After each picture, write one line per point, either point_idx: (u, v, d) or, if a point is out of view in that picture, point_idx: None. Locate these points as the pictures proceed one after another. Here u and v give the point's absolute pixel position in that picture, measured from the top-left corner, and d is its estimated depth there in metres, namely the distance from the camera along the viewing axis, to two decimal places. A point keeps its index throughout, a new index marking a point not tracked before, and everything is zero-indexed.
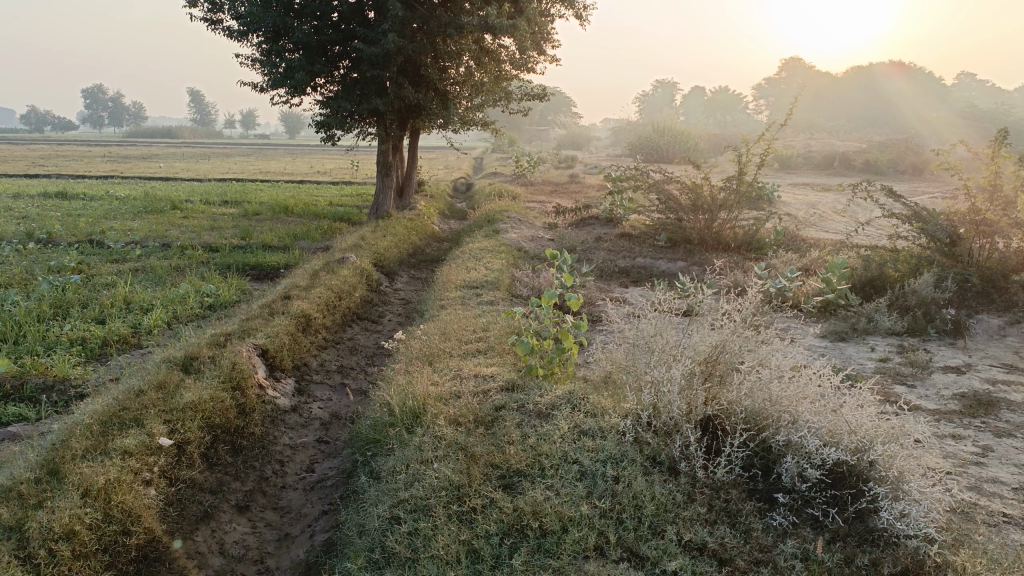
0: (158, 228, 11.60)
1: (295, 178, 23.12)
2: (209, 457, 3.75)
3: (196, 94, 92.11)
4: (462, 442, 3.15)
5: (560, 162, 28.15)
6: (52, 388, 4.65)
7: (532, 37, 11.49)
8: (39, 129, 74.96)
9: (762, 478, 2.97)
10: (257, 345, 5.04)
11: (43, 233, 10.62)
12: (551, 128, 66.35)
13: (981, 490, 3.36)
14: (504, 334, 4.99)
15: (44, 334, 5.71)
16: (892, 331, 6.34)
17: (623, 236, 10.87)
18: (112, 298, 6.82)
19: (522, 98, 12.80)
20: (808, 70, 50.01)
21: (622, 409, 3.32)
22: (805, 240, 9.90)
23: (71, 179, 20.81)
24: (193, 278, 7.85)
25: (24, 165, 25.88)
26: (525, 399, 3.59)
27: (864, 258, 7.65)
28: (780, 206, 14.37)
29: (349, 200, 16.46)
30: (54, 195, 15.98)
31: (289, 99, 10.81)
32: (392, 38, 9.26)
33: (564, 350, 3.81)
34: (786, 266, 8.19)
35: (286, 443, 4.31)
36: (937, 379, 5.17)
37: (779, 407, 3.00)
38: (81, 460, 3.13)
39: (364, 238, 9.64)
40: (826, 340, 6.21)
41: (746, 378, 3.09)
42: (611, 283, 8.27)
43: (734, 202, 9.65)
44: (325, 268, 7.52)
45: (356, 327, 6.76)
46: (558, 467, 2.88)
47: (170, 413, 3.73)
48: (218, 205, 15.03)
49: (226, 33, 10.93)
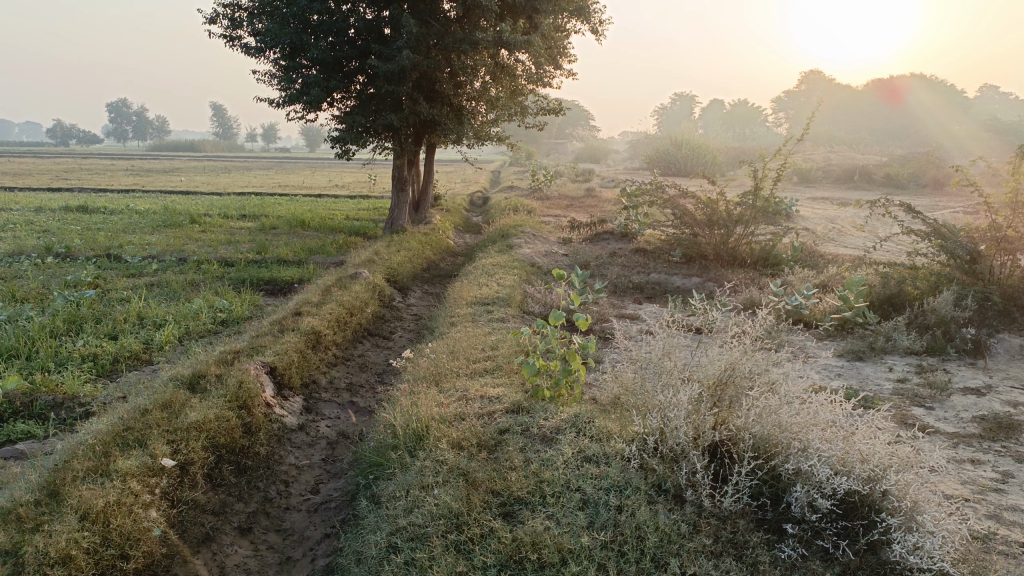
0: (175, 243, 11.68)
1: (313, 192, 23.28)
2: (213, 478, 3.73)
3: (218, 108, 93.28)
4: (463, 466, 3.12)
5: (577, 176, 28.14)
6: (61, 405, 4.66)
7: (547, 53, 11.48)
8: (64, 143, 76.24)
9: (771, 507, 2.89)
10: (265, 362, 5.02)
11: (62, 247, 10.72)
12: (569, 141, 66.45)
13: (1000, 519, 3.25)
14: (512, 352, 4.94)
15: (57, 349, 5.72)
16: (910, 350, 6.22)
17: (638, 252, 10.79)
18: (125, 313, 6.86)
19: (538, 112, 12.79)
20: (828, 83, 49.72)
21: (628, 434, 3.26)
22: (822, 256, 9.77)
23: (93, 193, 21.05)
24: (207, 293, 7.87)
25: (47, 179, 26.28)
26: (530, 422, 3.54)
27: (883, 275, 7.52)
28: (798, 220, 14.22)
29: (365, 214, 16.51)
30: (75, 209, 16.17)
31: (305, 115, 10.87)
32: (406, 54, 9.28)
33: (571, 371, 3.74)
34: (802, 283, 8.07)
35: (291, 463, 4.27)
36: (957, 401, 5.05)
37: (788, 433, 2.92)
38: (81, 481, 3.12)
39: (378, 253, 9.64)
40: (842, 359, 6.10)
41: (753, 404, 3.03)
42: (625, 299, 8.20)
43: (750, 218, 9.54)
44: (337, 284, 7.51)
45: (367, 343, 6.74)
46: (560, 495, 2.83)
47: (174, 433, 3.72)
48: (236, 219, 15.14)
49: (244, 50, 11.02)
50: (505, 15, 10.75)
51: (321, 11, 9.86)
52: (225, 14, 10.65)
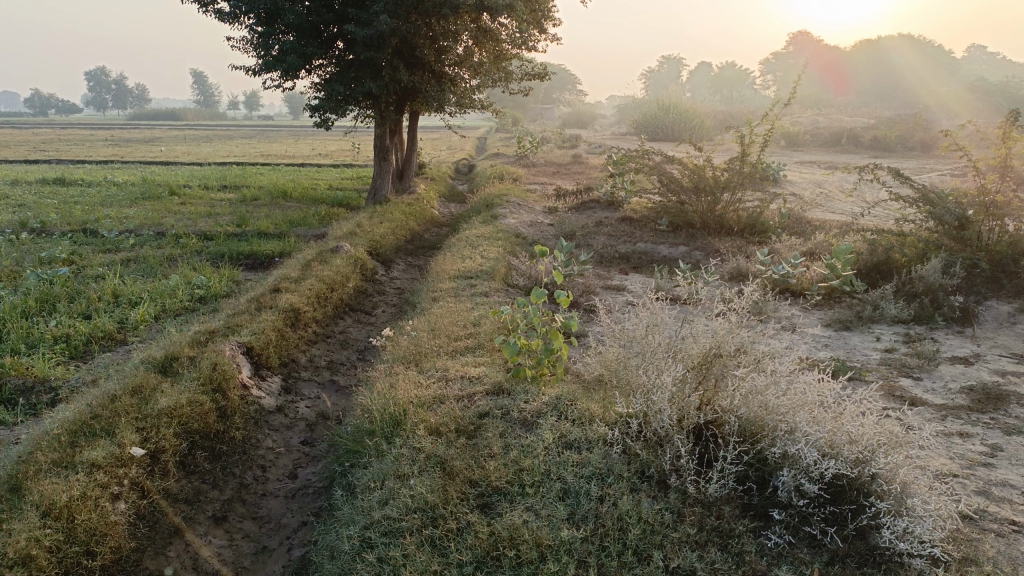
0: (154, 216, 11.44)
1: (296, 161, 22.91)
2: (186, 465, 3.62)
3: (199, 76, 91.70)
4: (441, 454, 3.04)
5: (564, 141, 27.87)
6: (31, 390, 4.52)
7: (531, 17, 11.17)
8: (42, 113, 74.94)
9: (758, 492, 2.81)
10: (241, 342, 4.89)
11: (37, 222, 10.46)
12: (556, 106, 65.86)
13: (989, 495, 3.20)
14: (495, 329, 4.83)
15: (28, 331, 5.55)
16: (898, 319, 6.15)
17: (625, 220, 10.66)
18: (100, 291, 6.67)
19: (522, 78, 12.52)
20: (816, 45, 49.33)
21: (611, 418, 3.15)
22: (810, 223, 9.68)
23: (70, 165, 20.56)
24: (185, 268, 7.70)
25: (24, 150, 25.71)
26: (510, 405, 3.45)
27: (870, 242, 7.42)
28: (785, 185, 14.12)
29: (349, 183, 16.25)
30: (52, 182, 15.82)
31: (283, 83, 10.58)
32: (385, 19, 8.99)
33: (553, 351, 3.61)
34: (789, 251, 7.98)
35: (269, 447, 4.17)
36: (945, 371, 4.99)
37: (775, 415, 2.83)
38: (45, 475, 3.01)
39: (361, 225, 9.44)
40: (830, 329, 6.02)
41: (740, 386, 2.94)
42: (611, 269, 8.10)
43: (737, 184, 9.40)
44: (318, 258, 7.34)
45: (348, 319, 6.61)
46: (539, 485, 2.75)
47: (144, 420, 3.60)
48: (216, 191, 14.85)
49: (218, 16, 10.68)
50: None
51: None
52: None
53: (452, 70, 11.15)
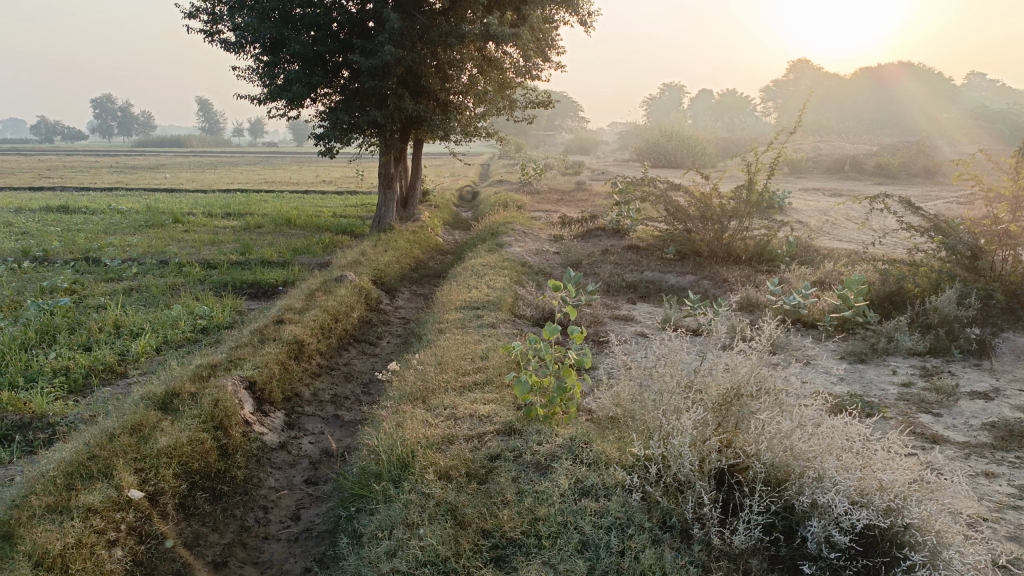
0: (158, 244, 11.37)
1: (300, 188, 22.96)
2: (186, 507, 3.50)
3: (204, 103, 92.58)
4: (452, 500, 2.93)
5: (568, 168, 27.91)
6: (28, 426, 4.40)
7: (536, 45, 11.18)
8: (49, 140, 75.48)
9: (785, 542, 2.69)
10: (244, 377, 4.77)
11: (40, 250, 10.39)
12: (559, 133, 66.24)
13: (1022, 542, 3.05)
14: (503, 364, 4.71)
15: (27, 363, 5.44)
16: (913, 351, 6.02)
17: (631, 249, 10.57)
18: (101, 322, 6.57)
19: (527, 106, 12.51)
20: (816, 73, 49.66)
21: (628, 462, 3.03)
22: (818, 251, 9.57)
23: (74, 192, 20.58)
24: (187, 298, 7.61)
25: (28, 177, 25.78)
26: (522, 447, 3.33)
27: (882, 272, 7.30)
28: (791, 213, 14.04)
29: (353, 211, 16.23)
30: (56, 209, 15.81)
31: (288, 111, 10.56)
32: (390, 48, 8.97)
33: (566, 389, 3.48)
34: (799, 280, 7.86)
35: (272, 486, 4.04)
36: (964, 406, 4.84)
37: (803, 461, 2.70)
38: (39, 520, 2.88)
39: (365, 253, 9.36)
40: (844, 361, 5.89)
41: (765, 430, 2.82)
42: (619, 299, 8.00)
43: (744, 213, 9.31)
44: (322, 288, 7.25)
45: (353, 351, 6.49)
46: (557, 537, 2.64)
47: (142, 461, 3.48)
48: (220, 218, 14.82)
49: (224, 45, 10.70)
50: (492, 7, 10.43)
51: (303, 4, 9.56)
52: (205, 8, 10.31)
53: (457, 98, 11.14)
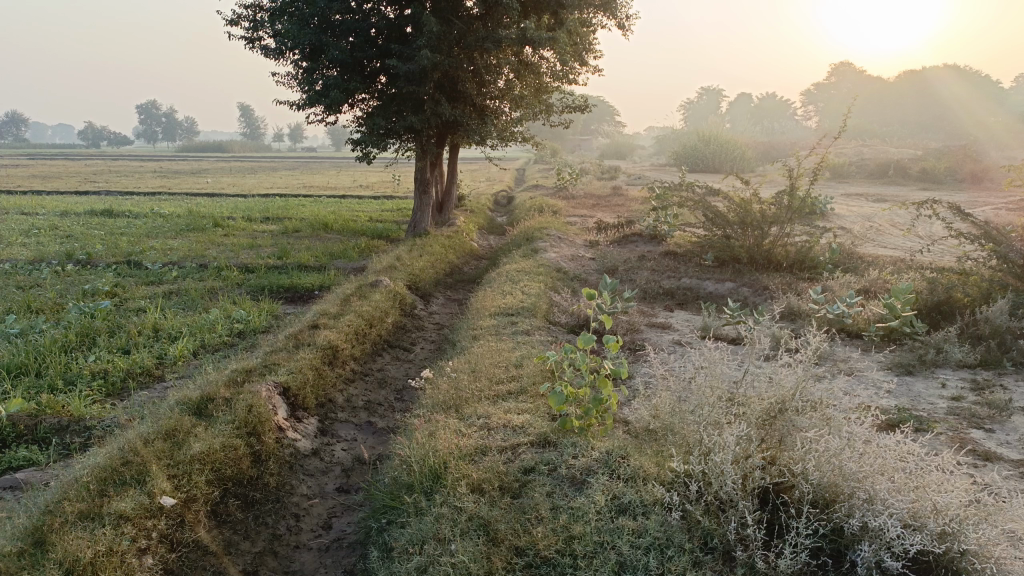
0: (198, 248, 11.52)
1: (337, 192, 23.16)
2: (218, 514, 3.48)
3: (245, 109, 94.22)
4: (485, 515, 2.87)
5: (603, 173, 27.76)
6: (66, 429, 4.44)
7: (573, 50, 11.09)
8: (96, 145, 77.42)
9: (833, 567, 2.56)
10: (278, 383, 4.77)
11: (83, 254, 10.59)
12: (595, 138, 66.04)
13: None
14: (538, 372, 4.63)
15: (67, 366, 5.51)
16: (964, 364, 5.78)
17: (668, 255, 10.41)
18: (140, 325, 6.65)
19: (563, 110, 12.43)
20: (858, 77, 48.74)
21: (667, 478, 2.93)
22: (862, 258, 9.31)
23: (119, 196, 21.02)
24: (224, 302, 7.67)
25: (75, 181, 26.47)
26: (557, 461, 3.24)
27: (930, 280, 7.06)
28: (833, 219, 13.73)
29: (389, 215, 16.30)
30: (100, 213, 16.15)
31: (325, 117, 10.62)
32: (427, 53, 8.96)
33: (602, 401, 3.38)
34: (843, 288, 7.64)
35: (304, 494, 4.01)
36: (1019, 423, 4.61)
37: (852, 481, 2.58)
38: (71, 527, 2.88)
39: (400, 258, 9.35)
40: (890, 373, 5.69)
41: (811, 449, 2.70)
42: (656, 306, 7.87)
43: (785, 219, 9.09)
44: (357, 293, 7.24)
45: (387, 356, 6.46)
46: (592, 557, 2.56)
47: (175, 467, 3.47)
48: (259, 222, 15.00)
49: (264, 51, 10.82)
50: (529, 11, 10.36)
51: (341, 10, 9.60)
52: (246, 15, 10.43)
53: (494, 103, 11.10)
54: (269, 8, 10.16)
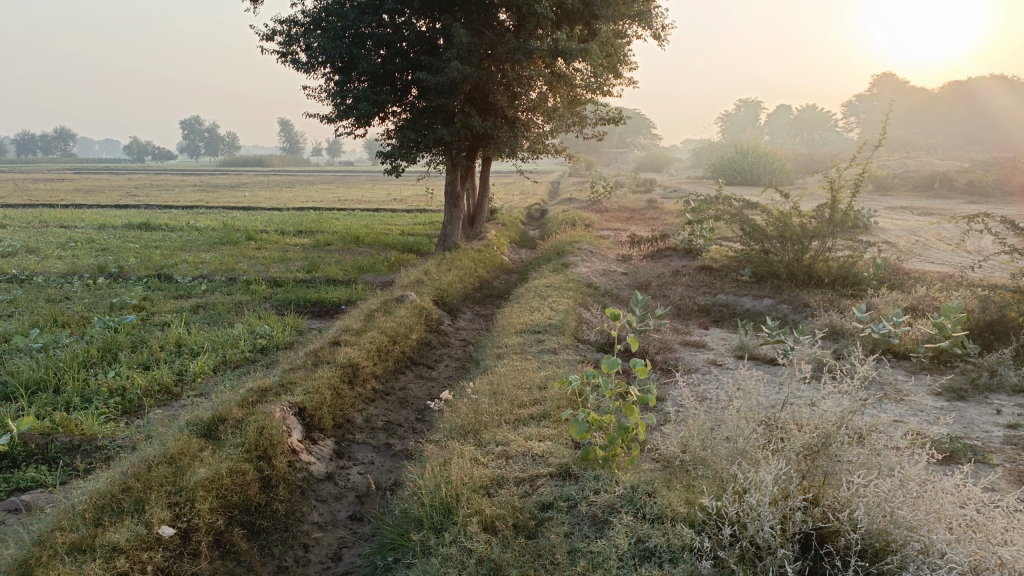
0: (229, 261, 11.50)
1: (372, 206, 23.19)
2: (221, 544, 3.30)
3: (286, 124, 96.30)
4: (498, 559, 2.68)
5: (639, 185, 27.48)
6: (78, 448, 4.32)
7: (607, 61, 10.87)
8: (141, 160, 79.31)
9: None
10: (294, 403, 4.60)
11: (116, 266, 10.61)
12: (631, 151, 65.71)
13: None
14: (564, 395, 4.39)
15: (86, 382, 5.41)
16: (1020, 388, 5.37)
17: (703, 270, 10.10)
18: (163, 340, 6.55)
19: (597, 123, 12.21)
20: (902, 88, 47.72)
21: (697, 520, 2.68)
22: (908, 274, 8.88)
23: (158, 210, 21.35)
24: (249, 316, 7.56)
25: (118, 194, 27.01)
26: (578, 496, 3.03)
27: (982, 298, 6.65)
28: (877, 233, 13.23)
29: (422, 229, 16.20)
30: (138, 225, 16.32)
31: (355, 130, 10.55)
32: (456, 65, 8.81)
33: (628, 430, 3.13)
34: (888, 305, 7.27)
35: (314, 521, 3.82)
36: None
37: (904, 529, 2.31)
38: (61, 560, 2.72)
39: (428, 272, 9.19)
40: (941, 398, 5.31)
41: (859, 490, 2.44)
42: (689, 323, 7.58)
43: (826, 232, 8.73)
44: (381, 308, 7.08)
45: (409, 374, 6.27)
46: None
47: (178, 494, 3.31)
48: (292, 236, 15.00)
49: (298, 65, 10.80)
50: (561, 23, 10.15)
51: (371, 23, 9.51)
52: (280, 29, 10.42)
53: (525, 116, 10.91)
54: (303, 21, 10.13)
